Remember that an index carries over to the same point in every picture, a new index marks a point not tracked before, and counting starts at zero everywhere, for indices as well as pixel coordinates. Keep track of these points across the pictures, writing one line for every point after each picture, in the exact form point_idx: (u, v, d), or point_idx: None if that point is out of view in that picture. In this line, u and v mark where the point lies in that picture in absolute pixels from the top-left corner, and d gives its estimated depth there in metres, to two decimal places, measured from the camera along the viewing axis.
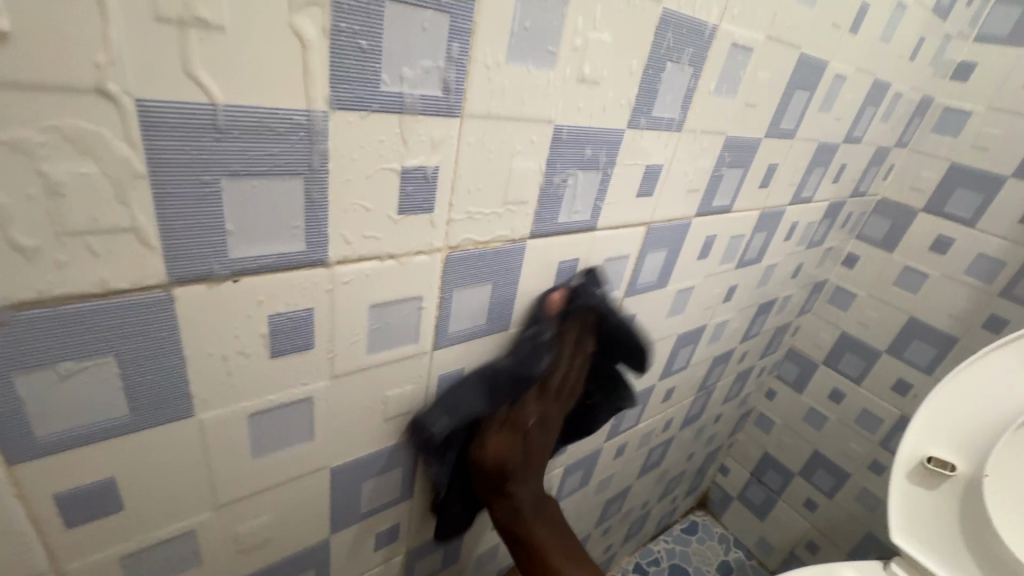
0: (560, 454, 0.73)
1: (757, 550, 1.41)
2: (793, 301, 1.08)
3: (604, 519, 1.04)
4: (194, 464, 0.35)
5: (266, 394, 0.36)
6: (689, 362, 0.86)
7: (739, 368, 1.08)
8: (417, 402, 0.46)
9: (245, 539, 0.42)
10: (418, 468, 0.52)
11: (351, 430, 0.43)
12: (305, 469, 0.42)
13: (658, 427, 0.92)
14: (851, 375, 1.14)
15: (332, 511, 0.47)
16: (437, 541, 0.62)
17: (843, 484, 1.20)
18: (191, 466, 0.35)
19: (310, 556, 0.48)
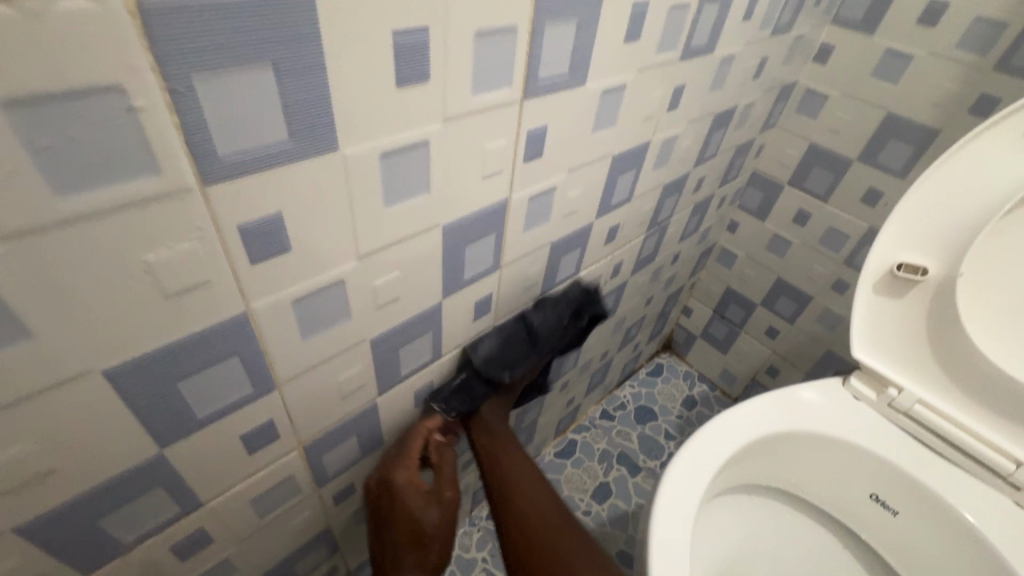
0: (484, 316, 0.62)
1: (721, 381, 1.44)
2: (756, 113, 0.92)
3: (560, 376, 0.99)
4: None
5: None
6: (633, 192, 0.72)
7: (696, 199, 0.96)
8: (218, 267, 0.32)
9: (4, 478, 0.30)
10: (268, 354, 0.40)
11: (106, 317, 0.29)
12: (52, 380, 0.29)
13: (605, 273, 0.82)
14: (818, 193, 1.03)
15: (149, 423, 0.35)
16: (344, 429, 0.53)
17: (805, 308, 1.16)
18: None
19: (147, 476, 0.38)
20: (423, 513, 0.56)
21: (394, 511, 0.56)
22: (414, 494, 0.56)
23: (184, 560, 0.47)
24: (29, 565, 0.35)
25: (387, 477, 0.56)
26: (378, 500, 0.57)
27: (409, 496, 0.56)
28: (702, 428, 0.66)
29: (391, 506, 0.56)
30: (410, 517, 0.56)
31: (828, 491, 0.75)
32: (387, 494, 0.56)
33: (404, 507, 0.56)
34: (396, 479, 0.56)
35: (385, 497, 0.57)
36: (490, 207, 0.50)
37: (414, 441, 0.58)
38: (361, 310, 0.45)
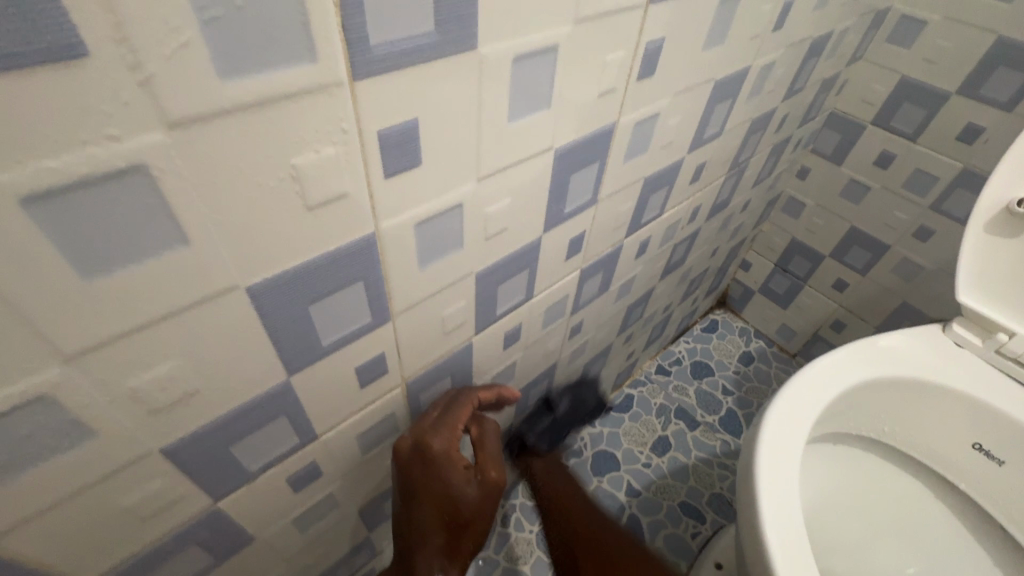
0: (574, 257, 0.59)
1: (778, 337, 1.39)
2: (847, 42, 0.84)
3: (625, 328, 0.97)
4: None
5: (48, 156, 0.20)
6: (725, 126, 0.67)
7: (775, 140, 0.90)
8: (356, 178, 0.30)
9: (153, 396, 0.30)
10: (388, 281, 0.38)
11: (254, 226, 0.27)
12: (202, 293, 0.28)
13: (685, 216, 0.78)
14: (906, 132, 0.95)
15: (281, 347, 0.34)
16: (441, 368, 0.52)
17: (880, 259, 1.10)
18: None
19: (274, 404, 0.38)
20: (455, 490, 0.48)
21: (425, 483, 0.48)
22: (455, 463, 0.49)
23: (297, 492, 0.47)
24: (171, 487, 0.35)
25: (427, 442, 0.49)
26: (409, 471, 0.49)
27: (449, 466, 0.48)
28: (805, 369, 0.65)
29: (425, 475, 0.48)
30: (444, 491, 0.48)
31: (923, 440, 0.72)
32: (422, 462, 0.49)
33: (438, 474, 0.48)
34: (435, 446, 0.49)
35: (419, 465, 0.49)
36: (598, 132, 0.46)
37: (460, 408, 0.52)
38: (473, 240, 0.42)
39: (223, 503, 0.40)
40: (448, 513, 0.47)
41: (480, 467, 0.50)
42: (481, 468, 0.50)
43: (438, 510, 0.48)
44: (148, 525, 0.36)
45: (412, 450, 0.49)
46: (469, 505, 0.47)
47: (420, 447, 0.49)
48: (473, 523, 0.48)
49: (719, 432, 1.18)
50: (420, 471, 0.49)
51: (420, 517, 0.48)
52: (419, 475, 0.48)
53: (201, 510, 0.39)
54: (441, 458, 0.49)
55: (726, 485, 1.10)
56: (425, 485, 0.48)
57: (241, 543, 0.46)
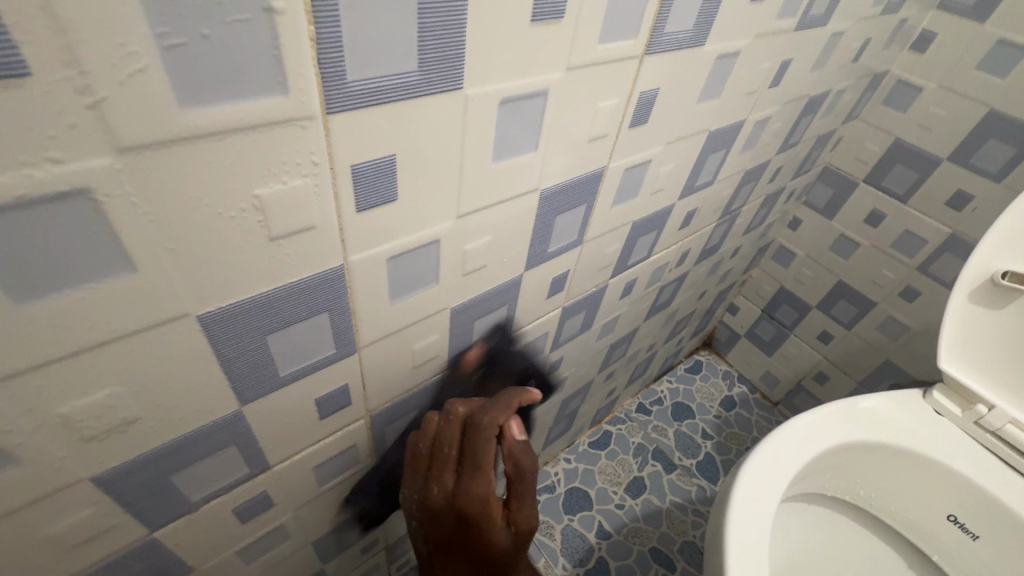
0: (556, 295, 0.58)
1: (762, 384, 1.38)
2: (844, 101, 0.86)
3: (607, 365, 0.95)
4: None
5: None
6: (717, 175, 0.67)
7: (768, 190, 0.90)
8: (325, 210, 0.29)
9: (87, 424, 0.28)
10: (355, 314, 0.37)
11: (209, 256, 0.26)
12: (145, 321, 0.26)
13: (673, 259, 0.78)
14: (897, 192, 0.96)
15: (233, 377, 0.33)
16: (410, 401, 0.51)
17: (866, 315, 1.10)
18: None
19: (223, 434, 0.36)
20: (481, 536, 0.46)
21: (459, 535, 0.45)
22: (493, 522, 0.45)
23: (244, 523, 0.45)
24: (102, 517, 0.33)
25: (461, 502, 0.44)
26: (443, 519, 0.45)
27: (488, 524, 0.44)
28: (797, 419, 0.64)
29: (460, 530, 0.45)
30: (480, 547, 0.45)
31: (899, 507, 0.70)
32: (460, 520, 0.45)
33: (477, 533, 0.45)
34: (472, 507, 0.44)
35: (456, 522, 0.45)
36: (587, 175, 0.46)
37: (488, 453, 0.45)
38: (450, 276, 0.41)
39: (160, 533, 0.38)
40: (484, 559, 0.47)
41: (515, 515, 0.46)
42: (515, 515, 0.47)
43: (474, 558, 0.47)
44: (74, 555, 0.34)
45: (451, 506, 0.44)
46: (506, 553, 0.47)
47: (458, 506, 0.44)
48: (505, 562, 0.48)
49: (696, 477, 1.17)
50: (457, 525, 0.45)
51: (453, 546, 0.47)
52: (457, 528, 0.45)
53: (134, 540, 0.37)
54: (482, 521, 0.44)
55: (699, 533, 1.07)
56: (463, 537, 0.46)
57: (179, 574, 0.44)
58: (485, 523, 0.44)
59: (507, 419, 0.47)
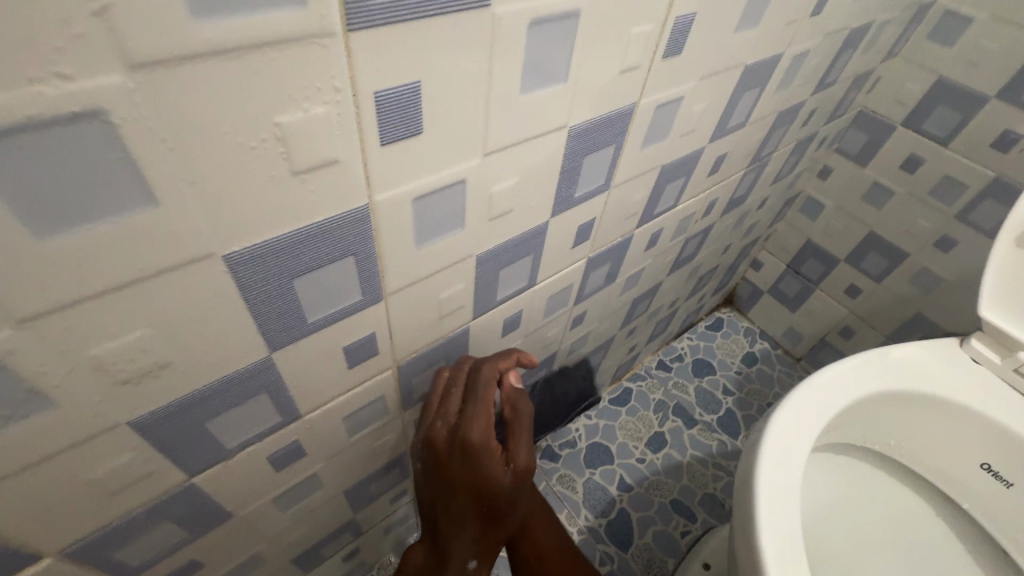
0: (581, 245, 0.56)
1: (784, 340, 1.37)
2: (886, 35, 0.80)
3: (629, 321, 0.94)
4: None
5: None
6: (750, 116, 0.64)
7: (801, 135, 0.86)
8: (348, 142, 0.27)
9: (120, 367, 0.28)
10: (381, 259, 0.36)
11: (229, 190, 0.25)
12: (170, 260, 0.25)
13: (699, 210, 0.75)
14: (937, 135, 0.91)
15: (261, 322, 0.32)
16: (436, 352, 0.50)
17: (897, 267, 1.06)
18: None
19: (254, 381, 0.36)
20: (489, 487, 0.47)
21: (462, 475, 0.46)
22: (493, 459, 0.46)
23: (277, 471, 0.46)
24: (141, 462, 0.34)
25: (463, 436, 0.46)
26: (445, 458, 0.47)
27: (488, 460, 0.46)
28: (829, 369, 0.63)
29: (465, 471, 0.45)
30: (480, 487, 0.46)
31: (930, 457, 0.69)
32: (459, 451, 0.46)
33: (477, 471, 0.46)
34: (472, 439, 0.45)
35: (458, 456, 0.46)
36: (617, 113, 0.43)
37: (487, 391, 0.49)
38: (477, 220, 0.40)
39: (198, 479, 0.39)
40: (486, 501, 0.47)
41: (513, 455, 0.48)
42: (512, 455, 0.48)
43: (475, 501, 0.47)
44: (117, 498, 0.35)
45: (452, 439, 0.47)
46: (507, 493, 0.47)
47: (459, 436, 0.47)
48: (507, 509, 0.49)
49: (717, 432, 1.17)
50: (457, 466, 0.46)
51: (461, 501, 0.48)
52: (458, 462, 0.46)
53: (173, 485, 0.37)
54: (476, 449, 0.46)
55: (719, 485, 1.08)
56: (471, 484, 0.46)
57: (218, 519, 0.45)
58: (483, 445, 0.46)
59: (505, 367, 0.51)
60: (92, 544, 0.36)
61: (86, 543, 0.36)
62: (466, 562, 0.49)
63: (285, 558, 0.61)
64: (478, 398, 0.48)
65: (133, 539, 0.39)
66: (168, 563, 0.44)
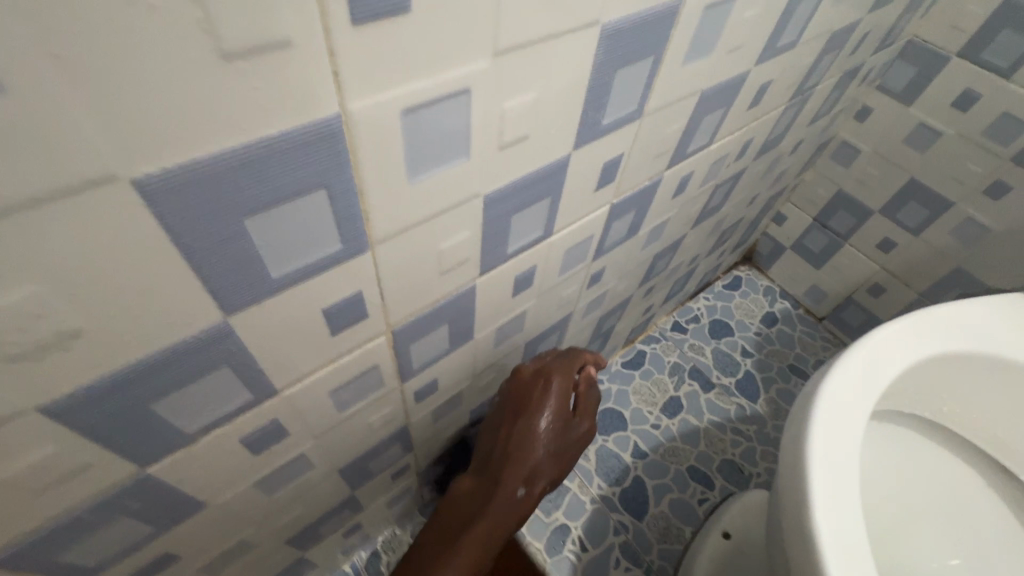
0: (606, 188, 0.48)
1: (807, 299, 1.29)
2: None
3: (647, 279, 0.87)
4: None
5: None
6: (802, 34, 0.54)
7: (847, 65, 0.75)
8: (298, 11, 0.19)
9: (7, 337, 0.20)
10: (363, 195, 0.28)
11: (122, 73, 0.17)
12: (47, 184, 0.18)
13: (734, 150, 0.66)
14: (998, 67, 0.79)
15: (206, 277, 0.24)
16: (437, 315, 0.43)
17: (938, 218, 0.97)
18: None
19: (212, 352, 0.28)
20: (545, 422, 0.50)
21: (531, 409, 0.51)
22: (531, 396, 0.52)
23: (257, 454, 0.39)
24: (72, 454, 0.27)
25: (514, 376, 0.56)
26: (520, 392, 0.54)
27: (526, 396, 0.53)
28: (882, 329, 0.56)
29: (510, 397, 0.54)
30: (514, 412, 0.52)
31: (984, 424, 0.63)
32: (536, 383, 0.54)
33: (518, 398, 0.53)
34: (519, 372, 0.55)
35: (533, 387, 0.53)
36: (658, 10, 0.34)
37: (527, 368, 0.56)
38: (485, 149, 0.32)
39: (155, 469, 0.32)
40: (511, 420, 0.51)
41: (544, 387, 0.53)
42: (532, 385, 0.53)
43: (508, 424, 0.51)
44: (50, 497, 0.28)
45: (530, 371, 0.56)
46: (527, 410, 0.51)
47: (537, 366, 0.56)
48: (525, 432, 0.50)
49: (735, 396, 1.11)
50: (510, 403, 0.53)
51: (518, 436, 0.50)
52: (533, 396, 0.53)
53: (125, 477, 0.31)
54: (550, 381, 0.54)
55: (738, 451, 1.03)
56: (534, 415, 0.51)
57: (192, 509, 0.39)
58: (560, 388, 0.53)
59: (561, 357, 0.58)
60: (28, 549, 0.30)
61: (20, 548, 0.29)
62: (516, 492, 0.46)
63: (280, 539, 0.56)
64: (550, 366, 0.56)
65: (83, 538, 0.33)
66: (138, 557, 0.39)
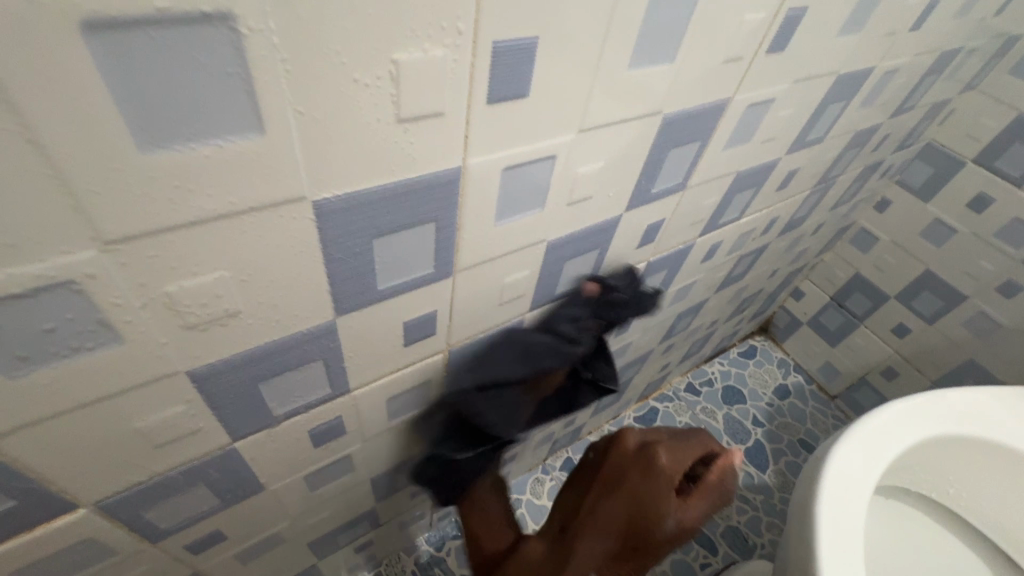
0: (646, 247, 0.54)
1: (820, 376, 1.31)
2: (970, 66, 0.76)
3: (668, 337, 0.91)
4: (15, 147, 0.17)
5: None
6: (830, 131, 0.61)
7: (868, 160, 0.82)
8: (456, 93, 0.25)
9: (192, 310, 0.26)
10: (460, 231, 0.34)
11: (335, 127, 0.23)
12: (262, 198, 0.24)
13: (760, 226, 0.72)
14: (1010, 175, 0.86)
15: (334, 282, 0.30)
16: (487, 342, 0.48)
17: (952, 309, 1.02)
18: (9, 150, 0.17)
19: (315, 345, 0.34)
20: (642, 508, 0.43)
21: (627, 490, 0.44)
22: (631, 480, 0.45)
23: (316, 447, 0.44)
24: (191, 417, 0.32)
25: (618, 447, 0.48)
26: (616, 465, 0.46)
27: (626, 478, 0.45)
28: (890, 406, 0.59)
29: (606, 472, 0.47)
30: (601, 490, 0.46)
31: (990, 510, 0.65)
32: (640, 461, 0.45)
33: (617, 479, 0.45)
34: (627, 445, 0.47)
35: (634, 466, 0.45)
36: (708, 106, 0.41)
37: (623, 443, 0.48)
38: (556, 203, 0.38)
39: (241, 444, 0.37)
40: (595, 499, 0.45)
41: (644, 475, 0.44)
42: (630, 471, 0.45)
43: (591, 507, 0.45)
44: (161, 454, 0.33)
45: (635, 444, 0.47)
46: (608, 493, 0.45)
47: (643, 440, 0.47)
48: (608, 522, 0.43)
49: (743, 463, 1.12)
50: (603, 479, 0.46)
51: (605, 520, 0.43)
52: (633, 479, 0.44)
53: (217, 447, 0.36)
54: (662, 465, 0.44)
55: (744, 519, 1.04)
56: (635, 502, 0.43)
57: (253, 490, 0.43)
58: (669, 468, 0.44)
59: (689, 450, 0.47)
60: (127, 499, 0.34)
61: (123, 497, 0.34)
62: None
63: (303, 541, 0.59)
64: (664, 443, 0.47)
65: (168, 499, 0.37)
66: (197, 529, 0.43)
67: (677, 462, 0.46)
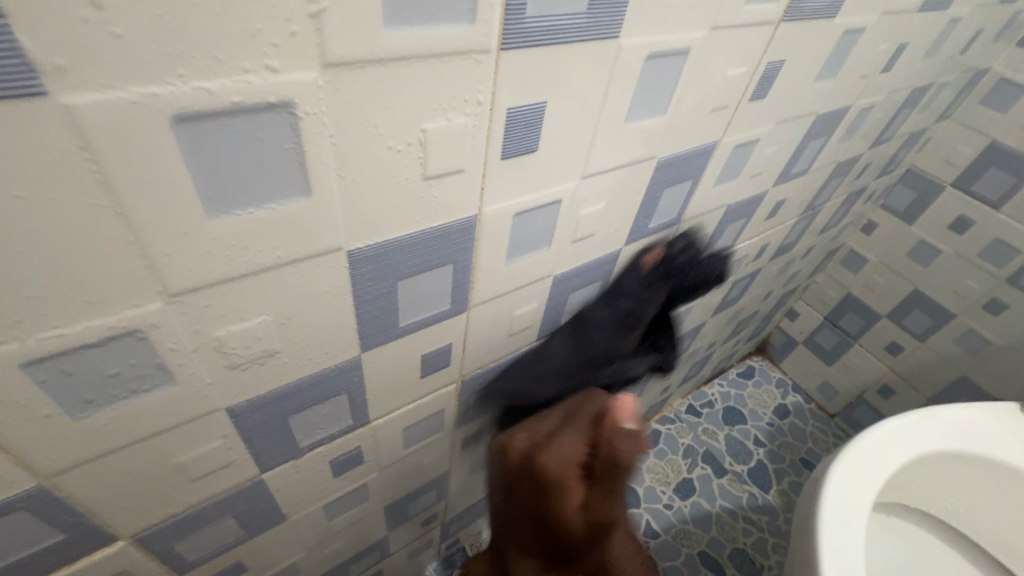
0: None
1: (819, 395, 1.33)
2: (942, 98, 0.81)
3: (668, 360, 0.94)
4: (106, 218, 0.20)
5: (218, 88, 0.19)
6: (813, 163, 0.65)
7: (852, 187, 0.86)
8: (474, 152, 0.29)
9: (237, 351, 0.28)
10: (475, 271, 0.37)
11: (370, 187, 0.26)
12: (304, 250, 0.26)
13: (752, 252, 0.75)
14: (988, 198, 0.90)
15: (361, 321, 0.33)
16: (497, 371, 0.50)
17: (941, 327, 1.05)
18: (101, 221, 0.20)
19: (341, 379, 0.36)
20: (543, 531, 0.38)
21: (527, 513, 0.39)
22: (528, 503, 0.38)
23: (336, 477, 0.46)
24: (226, 450, 0.34)
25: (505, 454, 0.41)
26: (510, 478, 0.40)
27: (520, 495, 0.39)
28: (885, 424, 0.61)
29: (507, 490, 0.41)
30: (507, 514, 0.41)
31: (987, 525, 0.67)
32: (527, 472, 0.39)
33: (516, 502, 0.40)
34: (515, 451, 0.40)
35: (525, 478, 0.39)
36: (698, 149, 0.44)
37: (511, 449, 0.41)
38: (562, 241, 0.41)
39: (267, 475, 0.39)
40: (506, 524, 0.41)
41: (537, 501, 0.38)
42: (521, 486, 0.39)
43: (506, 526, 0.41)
44: (196, 486, 0.35)
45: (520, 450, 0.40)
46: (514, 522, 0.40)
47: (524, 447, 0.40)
48: (524, 545, 0.40)
49: (746, 484, 1.13)
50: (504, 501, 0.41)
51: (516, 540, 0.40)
52: (526, 493, 0.38)
53: (246, 478, 0.38)
54: (547, 466, 0.37)
55: (750, 541, 1.04)
56: (528, 500, 0.38)
57: (275, 521, 0.45)
58: (556, 475, 0.36)
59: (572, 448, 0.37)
60: (161, 531, 0.36)
61: (158, 529, 0.36)
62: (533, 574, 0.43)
63: (317, 572, 0.60)
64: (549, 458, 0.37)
65: (198, 531, 0.39)
66: (220, 560, 0.44)
67: (564, 463, 0.37)
